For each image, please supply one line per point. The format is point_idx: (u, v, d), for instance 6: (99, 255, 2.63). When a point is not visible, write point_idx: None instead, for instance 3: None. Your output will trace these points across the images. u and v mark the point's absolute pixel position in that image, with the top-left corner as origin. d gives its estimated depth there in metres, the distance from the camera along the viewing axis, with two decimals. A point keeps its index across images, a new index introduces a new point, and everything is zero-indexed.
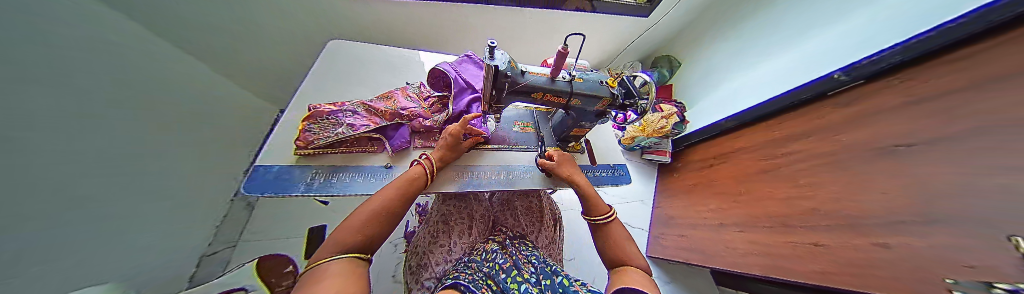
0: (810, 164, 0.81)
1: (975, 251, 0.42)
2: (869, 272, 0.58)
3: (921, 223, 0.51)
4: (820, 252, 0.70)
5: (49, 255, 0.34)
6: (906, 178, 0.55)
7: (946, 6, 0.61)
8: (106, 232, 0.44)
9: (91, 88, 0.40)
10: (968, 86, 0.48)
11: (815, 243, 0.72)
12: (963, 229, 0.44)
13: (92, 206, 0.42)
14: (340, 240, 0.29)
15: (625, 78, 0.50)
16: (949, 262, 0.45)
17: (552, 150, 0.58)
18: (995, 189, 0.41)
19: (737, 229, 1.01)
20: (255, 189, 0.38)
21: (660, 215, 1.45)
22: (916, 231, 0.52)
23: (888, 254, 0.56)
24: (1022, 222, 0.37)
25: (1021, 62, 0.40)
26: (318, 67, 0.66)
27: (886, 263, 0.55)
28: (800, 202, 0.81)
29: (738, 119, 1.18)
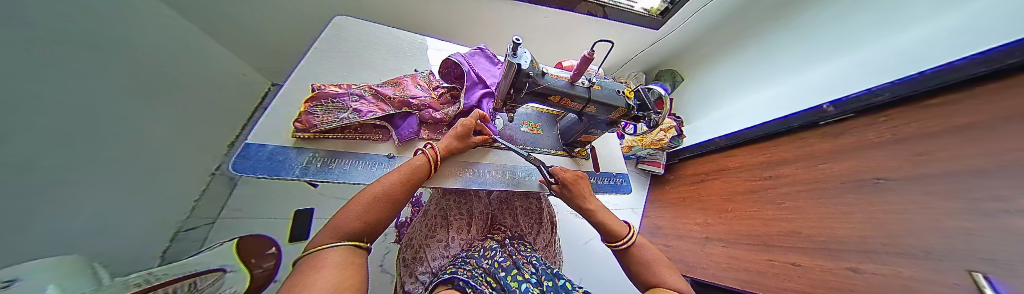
0: (794, 189, 0.85)
1: (936, 284, 0.45)
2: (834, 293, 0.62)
3: (887, 254, 0.55)
4: (795, 270, 0.73)
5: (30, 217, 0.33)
6: (879, 208, 0.59)
7: (931, 53, 0.65)
8: (76, 198, 0.41)
9: (62, 42, 0.36)
10: (945, 131, 0.52)
11: (791, 262, 0.76)
12: (924, 262, 0.48)
13: (71, 168, 0.40)
14: (338, 227, 0.28)
15: (640, 89, 0.51)
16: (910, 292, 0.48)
17: (557, 168, 0.52)
18: (961, 229, 0.44)
19: (721, 244, 1.04)
20: (246, 168, 0.35)
21: (649, 224, 1.50)
22: (880, 260, 0.56)
23: (854, 279, 0.59)
24: (980, 261, 0.40)
25: (1000, 114, 0.43)
26: (321, 44, 0.62)
27: (849, 287, 0.59)
28: (778, 223, 0.85)
29: (732, 139, 1.22)
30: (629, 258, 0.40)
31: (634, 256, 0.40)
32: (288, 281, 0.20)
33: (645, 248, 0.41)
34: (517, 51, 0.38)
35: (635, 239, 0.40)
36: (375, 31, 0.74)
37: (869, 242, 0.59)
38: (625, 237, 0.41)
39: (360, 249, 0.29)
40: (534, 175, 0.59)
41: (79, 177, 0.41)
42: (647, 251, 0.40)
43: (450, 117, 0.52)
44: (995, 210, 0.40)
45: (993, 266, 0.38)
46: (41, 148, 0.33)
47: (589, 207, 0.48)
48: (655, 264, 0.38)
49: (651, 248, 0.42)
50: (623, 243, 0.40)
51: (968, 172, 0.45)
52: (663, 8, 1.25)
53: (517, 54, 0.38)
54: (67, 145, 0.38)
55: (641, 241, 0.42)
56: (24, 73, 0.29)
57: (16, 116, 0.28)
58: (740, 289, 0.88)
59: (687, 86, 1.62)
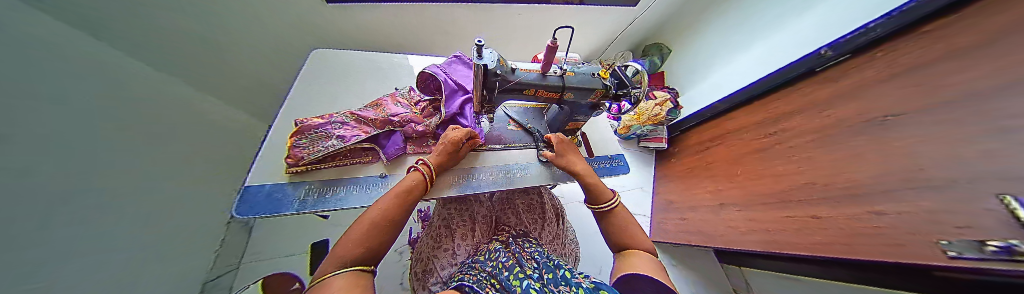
0: (799, 141, 0.82)
1: (962, 214, 0.42)
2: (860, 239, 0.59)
3: (905, 191, 0.53)
4: (817, 224, 0.69)
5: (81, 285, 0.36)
6: (889, 144, 0.58)
7: None
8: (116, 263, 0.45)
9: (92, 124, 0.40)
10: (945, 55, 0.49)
11: (814, 215, 0.71)
12: (941, 193, 0.46)
13: (108, 237, 0.43)
14: (340, 254, 0.29)
15: (616, 68, 0.51)
16: (940, 227, 0.45)
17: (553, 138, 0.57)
18: (971, 153, 0.42)
19: (736, 208, 1.01)
20: (247, 211, 0.37)
21: (660, 201, 1.49)
22: (898, 198, 0.54)
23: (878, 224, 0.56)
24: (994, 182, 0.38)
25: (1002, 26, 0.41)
26: (302, 79, 0.63)
27: (874, 232, 0.56)
28: (790, 179, 0.82)
29: (729, 102, 1.20)
30: (610, 220, 0.44)
31: (613, 219, 0.44)
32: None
33: (624, 213, 0.46)
34: (482, 53, 0.39)
35: (617, 204, 0.45)
36: (354, 57, 0.75)
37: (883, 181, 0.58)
38: (609, 200, 0.46)
39: (366, 273, 0.29)
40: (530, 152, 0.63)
41: (114, 244, 0.44)
42: (624, 214, 0.45)
43: (433, 128, 0.53)
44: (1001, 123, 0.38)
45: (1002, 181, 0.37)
46: (73, 224, 0.36)
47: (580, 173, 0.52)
48: (629, 226, 0.43)
49: (628, 214, 0.47)
50: (606, 205, 0.45)
51: (968, 93, 0.44)
52: None
53: (483, 55, 0.39)
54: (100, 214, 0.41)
55: (621, 207, 0.47)
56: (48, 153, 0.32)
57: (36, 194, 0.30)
58: (744, 249, 0.90)
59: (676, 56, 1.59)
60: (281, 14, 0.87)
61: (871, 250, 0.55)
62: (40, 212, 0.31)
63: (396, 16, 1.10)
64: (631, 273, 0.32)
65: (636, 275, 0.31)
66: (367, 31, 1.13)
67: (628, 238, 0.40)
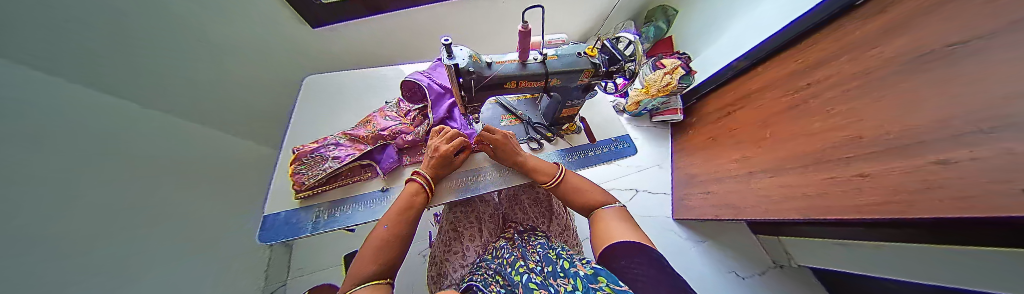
0: (839, 91, 0.69)
1: (973, 160, 0.37)
2: (898, 198, 0.51)
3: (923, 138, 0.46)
4: (857, 185, 0.60)
5: None
6: (905, 90, 0.51)
7: None
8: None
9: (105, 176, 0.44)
10: None
11: (861, 174, 0.59)
12: (954, 136, 0.40)
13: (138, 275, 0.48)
14: (357, 272, 0.31)
15: (605, 43, 0.47)
16: (960, 177, 0.40)
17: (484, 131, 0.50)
18: (978, 87, 0.37)
19: (767, 175, 0.91)
20: (270, 237, 0.41)
21: (682, 176, 1.40)
22: (920, 147, 0.47)
23: (910, 177, 0.49)
24: (993, 117, 0.34)
25: None
26: (299, 106, 0.66)
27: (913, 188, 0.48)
28: (822, 138, 0.72)
29: (751, 58, 1.08)
30: (562, 192, 0.48)
31: (562, 189, 0.48)
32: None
33: (572, 177, 0.49)
34: (452, 51, 0.37)
35: (561, 177, 0.48)
36: (343, 77, 0.76)
37: (894, 128, 0.52)
38: (553, 177, 0.49)
39: (387, 285, 0.32)
40: (474, 155, 0.59)
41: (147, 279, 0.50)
42: (572, 179, 0.49)
43: (423, 137, 0.53)
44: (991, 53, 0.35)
45: (988, 120, 0.35)
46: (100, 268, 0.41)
47: (521, 158, 0.51)
48: (580, 186, 0.48)
49: (575, 176, 0.50)
50: (550, 181, 0.49)
51: (993, 12, 0.36)
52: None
53: (453, 54, 0.37)
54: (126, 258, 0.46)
55: (567, 173, 0.51)
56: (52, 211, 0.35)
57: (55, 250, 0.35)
58: (780, 219, 0.82)
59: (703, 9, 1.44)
60: (277, 42, 0.91)
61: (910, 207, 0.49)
62: (55, 257, 0.35)
63: (382, 28, 1.10)
64: (617, 242, 0.34)
65: (619, 242, 0.34)
66: (362, 47, 1.16)
67: (592, 203, 0.45)
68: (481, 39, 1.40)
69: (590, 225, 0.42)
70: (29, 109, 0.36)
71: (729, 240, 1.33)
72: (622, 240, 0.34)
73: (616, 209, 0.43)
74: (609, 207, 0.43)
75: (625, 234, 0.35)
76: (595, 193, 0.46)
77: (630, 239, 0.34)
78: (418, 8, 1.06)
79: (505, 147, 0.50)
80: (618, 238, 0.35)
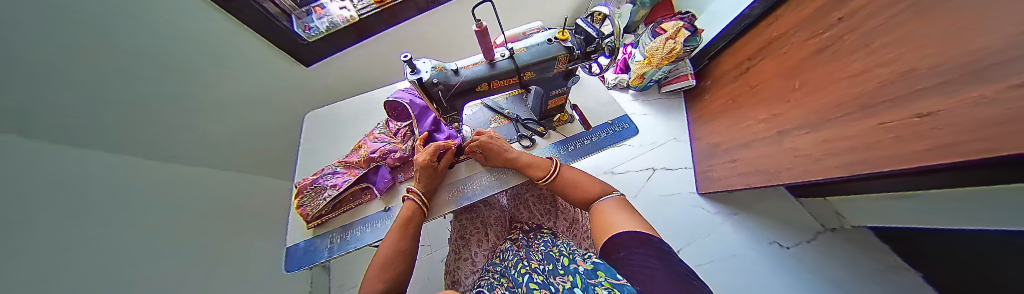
0: (878, 21, 0.57)
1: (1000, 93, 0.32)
2: (946, 142, 0.43)
3: (961, 68, 0.39)
4: (908, 131, 0.51)
5: None
6: (940, 11, 0.43)
7: None
8: None
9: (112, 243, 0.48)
10: None
11: (919, 115, 0.48)
12: (988, 65, 0.34)
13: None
14: (365, 291, 0.32)
15: (579, 22, 0.43)
16: (993, 112, 0.34)
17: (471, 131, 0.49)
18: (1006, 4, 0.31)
19: (803, 132, 0.80)
20: (293, 267, 0.45)
21: (702, 147, 1.30)
22: (957, 80, 0.40)
23: (951, 117, 0.42)
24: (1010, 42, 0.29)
25: None
26: (303, 142, 0.69)
27: (958, 129, 0.41)
28: (861, 79, 0.61)
29: (764, 3, 0.97)
30: (557, 184, 0.47)
31: (558, 181, 0.47)
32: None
33: (566, 169, 0.48)
34: (415, 66, 0.37)
35: (555, 170, 0.46)
36: (336, 106, 0.79)
37: (931, 57, 0.44)
38: (547, 171, 0.47)
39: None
40: (465, 161, 0.58)
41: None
42: (565, 171, 0.47)
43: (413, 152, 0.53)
44: None
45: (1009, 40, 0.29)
46: None
47: (511, 155, 0.49)
48: (575, 178, 0.46)
49: (569, 167, 0.49)
50: (546, 176, 0.47)
51: None
52: None
53: (416, 69, 0.37)
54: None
55: (561, 165, 0.49)
56: (73, 284, 0.39)
57: None
58: (821, 179, 0.73)
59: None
60: None
61: (959, 151, 0.41)
62: None
63: (372, 52, 1.14)
64: (623, 231, 0.32)
65: (625, 232, 0.31)
66: (356, 72, 1.20)
67: (589, 196, 0.43)
68: (466, 41, 1.39)
69: (591, 220, 0.40)
70: (52, 189, 0.41)
71: (766, 210, 1.21)
72: (628, 230, 0.32)
73: (615, 200, 0.41)
74: (606, 199, 0.41)
75: (627, 224, 0.33)
76: (590, 184, 0.45)
77: (635, 228, 0.32)
78: (401, 26, 1.08)
79: (493, 147, 0.49)
80: (622, 229, 0.33)
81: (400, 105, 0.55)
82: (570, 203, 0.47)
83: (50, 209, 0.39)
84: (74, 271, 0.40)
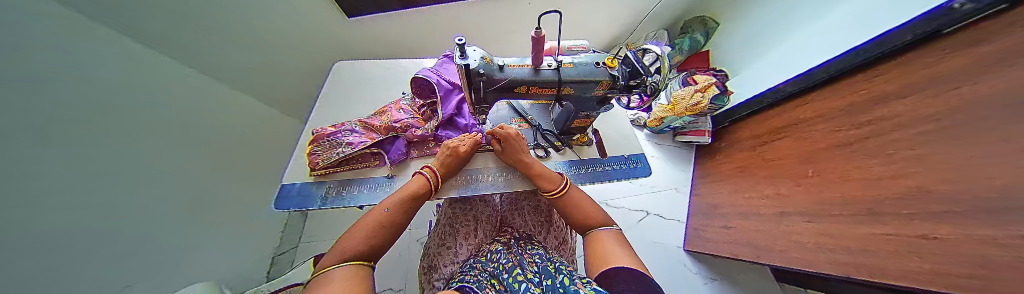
0: (904, 133, 0.57)
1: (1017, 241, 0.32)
2: (955, 273, 0.42)
3: (987, 206, 0.38)
4: (916, 249, 0.50)
5: (121, 261, 0.46)
6: (965, 141, 0.43)
7: None
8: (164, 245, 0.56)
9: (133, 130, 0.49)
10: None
11: (930, 236, 0.47)
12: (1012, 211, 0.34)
13: (149, 225, 0.53)
14: (344, 249, 0.31)
15: (628, 54, 0.44)
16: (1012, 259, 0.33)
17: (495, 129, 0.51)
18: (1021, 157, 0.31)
19: (803, 219, 0.80)
20: (285, 205, 0.45)
21: (700, 204, 1.30)
22: (981, 216, 0.39)
23: (969, 249, 0.40)
24: None
25: None
26: (326, 90, 0.70)
27: (972, 265, 0.40)
28: (878, 185, 0.61)
29: (798, 83, 0.96)
30: (561, 203, 0.46)
31: (565, 200, 0.46)
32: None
33: (575, 191, 0.48)
34: (466, 52, 0.37)
35: (566, 187, 0.47)
36: (367, 66, 0.80)
37: (952, 181, 0.45)
38: (557, 186, 0.47)
39: (368, 268, 0.31)
40: (482, 155, 0.59)
41: (156, 231, 0.54)
42: (573, 192, 0.47)
43: (432, 132, 0.54)
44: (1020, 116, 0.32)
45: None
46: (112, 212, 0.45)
47: (525, 160, 0.50)
48: (580, 200, 0.46)
49: (576, 189, 0.49)
50: (556, 190, 0.47)
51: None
52: None
53: (466, 55, 0.37)
54: (140, 209, 0.50)
55: (571, 185, 0.49)
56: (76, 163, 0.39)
57: (80, 191, 0.39)
58: (813, 271, 0.73)
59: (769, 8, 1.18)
60: (307, 28, 0.97)
61: (963, 285, 0.40)
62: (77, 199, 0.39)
63: (412, 24, 1.15)
64: (619, 265, 0.32)
65: (623, 267, 0.31)
66: (391, 40, 1.22)
67: (588, 221, 0.43)
68: (503, 39, 1.41)
69: (586, 246, 0.40)
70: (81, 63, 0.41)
71: (746, 285, 1.19)
72: (622, 266, 0.31)
73: (613, 232, 0.40)
74: (606, 229, 0.41)
75: (626, 260, 0.33)
76: (595, 211, 0.44)
77: (630, 265, 0.31)
78: (446, 6, 1.09)
79: (510, 148, 0.50)
80: (617, 263, 0.32)
81: (426, 82, 0.57)
82: (570, 225, 0.46)
83: (92, 85, 0.42)
84: (98, 147, 0.42)
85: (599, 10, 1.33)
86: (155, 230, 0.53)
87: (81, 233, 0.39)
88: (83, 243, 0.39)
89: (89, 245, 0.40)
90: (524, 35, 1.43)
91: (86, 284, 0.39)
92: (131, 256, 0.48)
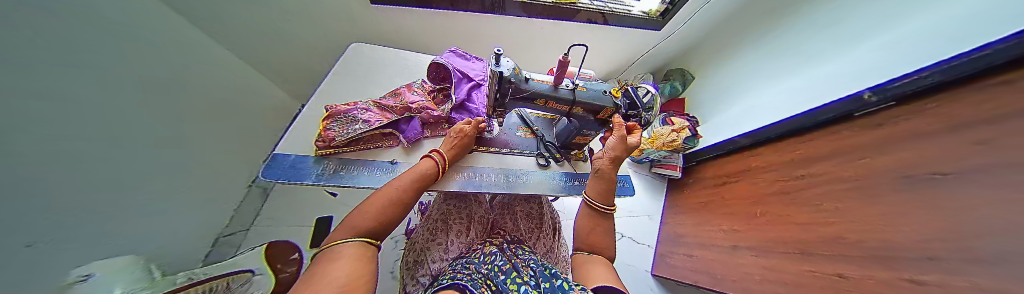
0: (832, 189, 0.71)
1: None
2: None
3: (921, 258, 0.45)
4: (844, 286, 0.59)
5: (40, 225, 0.37)
6: (889, 202, 0.55)
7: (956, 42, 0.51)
8: (82, 211, 0.44)
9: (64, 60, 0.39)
10: (964, 106, 0.45)
11: (859, 276, 0.56)
12: (959, 266, 0.39)
13: (74, 181, 0.42)
14: (355, 225, 0.31)
15: (630, 89, 0.52)
16: None
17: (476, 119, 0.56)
18: (989, 221, 0.36)
19: (752, 253, 0.91)
20: (272, 175, 0.41)
21: (668, 232, 1.43)
22: (913, 266, 0.46)
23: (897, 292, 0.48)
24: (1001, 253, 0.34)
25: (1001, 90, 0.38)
26: (338, 68, 0.70)
27: None
28: (813, 228, 0.73)
29: (752, 137, 1.10)
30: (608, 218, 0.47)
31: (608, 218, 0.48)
32: (300, 286, 0.22)
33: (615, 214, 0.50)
34: (499, 60, 0.43)
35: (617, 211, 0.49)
36: (383, 53, 0.81)
37: (874, 230, 0.56)
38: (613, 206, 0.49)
39: (373, 247, 0.31)
40: (486, 159, 0.59)
41: (75, 193, 0.43)
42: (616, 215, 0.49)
43: (447, 113, 0.61)
44: (998, 187, 0.36)
45: (987, 252, 0.36)
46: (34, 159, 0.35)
47: (607, 173, 0.50)
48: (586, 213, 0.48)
49: None
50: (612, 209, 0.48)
51: (993, 149, 0.38)
52: (662, 9, 1.24)
53: (500, 63, 0.42)
54: (67, 161, 0.41)
55: None
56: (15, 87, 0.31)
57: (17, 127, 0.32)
58: None
59: (713, 77, 1.40)
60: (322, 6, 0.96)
61: None
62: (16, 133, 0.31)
63: (428, 21, 1.17)
64: (601, 285, 0.32)
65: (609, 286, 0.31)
66: (402, 32, 1.22)
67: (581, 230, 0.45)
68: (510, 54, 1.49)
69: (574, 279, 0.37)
70: None
71: None
72: (597, 285, 0.32)
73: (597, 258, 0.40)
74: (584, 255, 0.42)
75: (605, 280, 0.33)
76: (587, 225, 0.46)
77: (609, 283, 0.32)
78: (464, 12, 1.12)
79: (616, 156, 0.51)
80: (594, 284, 0.33)
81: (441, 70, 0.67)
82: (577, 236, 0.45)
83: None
84: (41, 76, 0.35)
85: (603, 46, 1.50)
86: (75, 185, 0.43)
87: (21, 174, 0.33)
88: (22, 184, 0.34)
89: (27, 191, 0.34)
90: (530, 55, 1.52)
91: (17, 229, 0.33)
92: (55, 213, 0.39)
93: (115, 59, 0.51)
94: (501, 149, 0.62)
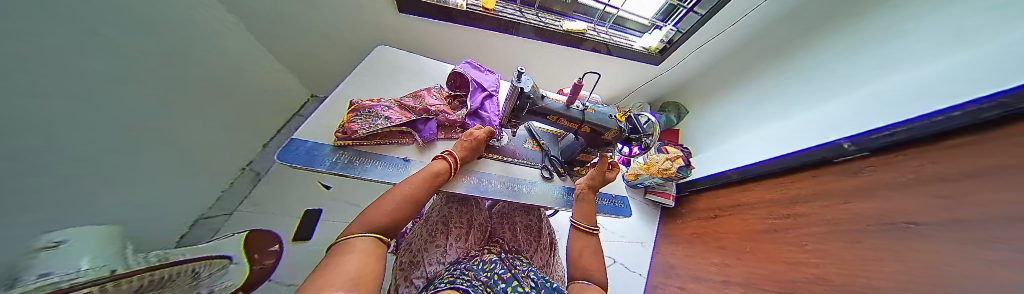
0: (818, 230, 0.74)
1: None
2: None
3: None
4: None
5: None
6: (877, 247, 0.56)
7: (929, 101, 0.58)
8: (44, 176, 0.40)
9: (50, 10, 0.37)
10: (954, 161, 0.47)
11: None
12: None
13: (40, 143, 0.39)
14: (369, 221, 0.32)
15: (631, 115, 0.58)
16: None
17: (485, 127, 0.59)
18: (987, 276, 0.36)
19: (743, 290, 0.91)
20: (288, 159, 0.42)
21: (661, 262, 1.41)
22: None
23: None
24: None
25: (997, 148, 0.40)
26: (361, 68, 0.74)
27: None
28: (804, 269, 0.74)
29: (741, 173, 1.15)
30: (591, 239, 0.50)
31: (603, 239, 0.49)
32: (312, 277, 0.23)
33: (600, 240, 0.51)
34: (520, 77, 0.47)
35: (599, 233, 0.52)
36: (405, 58, 0.86)
37: (862, 275, 0.57)
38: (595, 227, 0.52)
39: (385, 244, 0.33)
40: (492, 165, 0.62)
41: (42, 156, 0.39)
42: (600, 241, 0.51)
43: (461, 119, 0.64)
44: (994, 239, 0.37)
45: None
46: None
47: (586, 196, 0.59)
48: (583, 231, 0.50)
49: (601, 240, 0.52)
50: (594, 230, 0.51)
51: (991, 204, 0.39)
52: (661, 46, 1.38)
53: (522, 79, 0.47)
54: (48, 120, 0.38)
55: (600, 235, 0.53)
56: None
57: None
58: None
59: (711, 113, 1.48)
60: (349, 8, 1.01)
61: None
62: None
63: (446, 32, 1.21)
64: None
65: None
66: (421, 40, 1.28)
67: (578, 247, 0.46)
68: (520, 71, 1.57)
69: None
70: None
71: None
72: None
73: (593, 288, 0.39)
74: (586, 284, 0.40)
75: None
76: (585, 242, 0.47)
77: None
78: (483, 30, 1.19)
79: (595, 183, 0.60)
80: None
81: (458, 78, 0.72)
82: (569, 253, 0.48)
83: None
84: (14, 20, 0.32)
85: (608, 74, 1.59)
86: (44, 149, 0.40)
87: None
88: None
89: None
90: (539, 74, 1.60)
91: None
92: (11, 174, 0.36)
93: (120, 22, 0.50)
94: (508, 157, 0.65)
